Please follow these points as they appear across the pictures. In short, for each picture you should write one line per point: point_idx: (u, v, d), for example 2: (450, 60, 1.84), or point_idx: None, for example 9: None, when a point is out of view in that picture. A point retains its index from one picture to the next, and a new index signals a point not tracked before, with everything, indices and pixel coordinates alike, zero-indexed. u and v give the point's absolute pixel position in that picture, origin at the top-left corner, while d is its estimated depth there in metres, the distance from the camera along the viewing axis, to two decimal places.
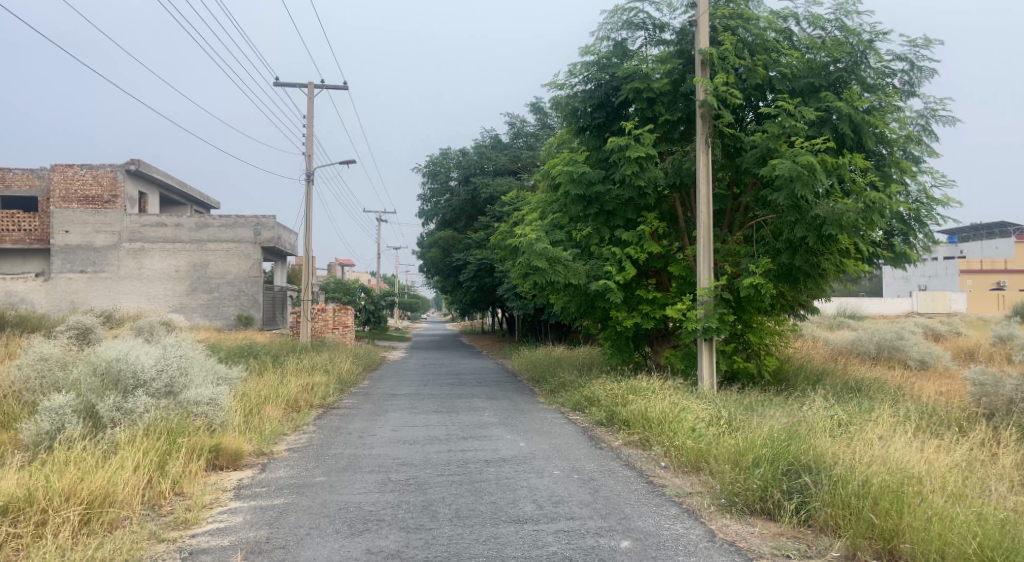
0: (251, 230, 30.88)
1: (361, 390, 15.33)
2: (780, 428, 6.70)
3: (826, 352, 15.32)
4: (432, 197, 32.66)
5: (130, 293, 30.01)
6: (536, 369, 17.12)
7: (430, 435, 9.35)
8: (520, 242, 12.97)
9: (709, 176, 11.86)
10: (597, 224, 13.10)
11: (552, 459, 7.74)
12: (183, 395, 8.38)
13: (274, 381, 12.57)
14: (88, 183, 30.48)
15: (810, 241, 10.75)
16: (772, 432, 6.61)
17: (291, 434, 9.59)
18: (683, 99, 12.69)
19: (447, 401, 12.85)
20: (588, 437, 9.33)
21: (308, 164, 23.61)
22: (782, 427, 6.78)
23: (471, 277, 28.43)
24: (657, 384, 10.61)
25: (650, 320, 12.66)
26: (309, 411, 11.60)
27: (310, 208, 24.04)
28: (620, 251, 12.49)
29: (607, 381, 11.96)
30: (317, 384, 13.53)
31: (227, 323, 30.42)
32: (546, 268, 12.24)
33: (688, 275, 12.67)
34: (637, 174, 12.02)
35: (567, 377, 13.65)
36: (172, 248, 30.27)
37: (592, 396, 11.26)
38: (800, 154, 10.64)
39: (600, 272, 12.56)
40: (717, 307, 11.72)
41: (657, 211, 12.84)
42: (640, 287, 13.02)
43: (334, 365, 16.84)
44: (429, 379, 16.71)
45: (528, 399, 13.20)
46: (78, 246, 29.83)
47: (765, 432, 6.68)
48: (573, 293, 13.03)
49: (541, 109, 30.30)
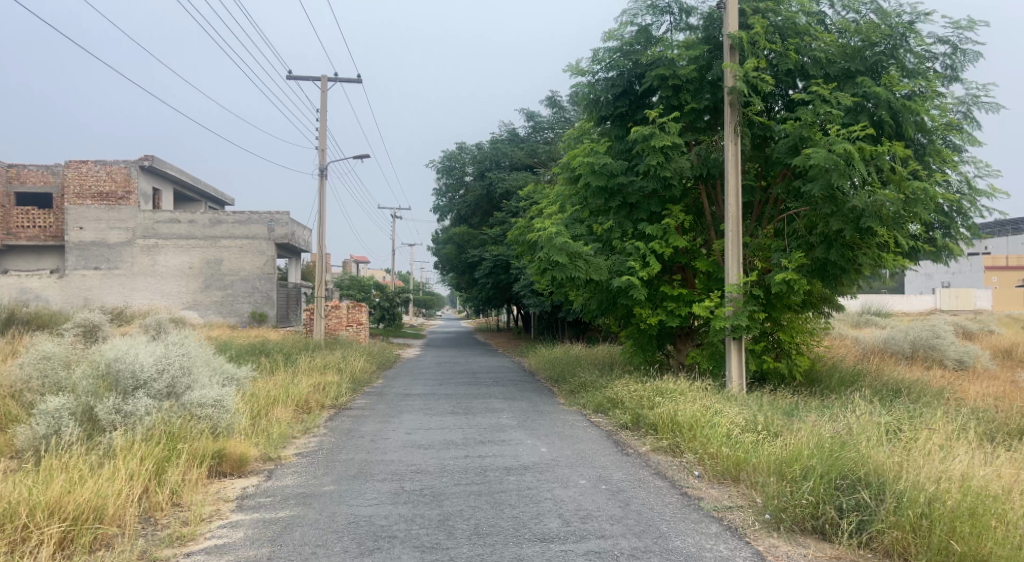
0: (265, 227, 30.45)
1: (374, 389, 14.91)
2: (828, 437, 6.16)
3: (858, 352, 14.67)
4: (447, 192, 32.25)
5: (145, 290, 29.85)
6: (555, 368, 16.61)
7: (447, 439, 8.88)
8: (539, 236, 12.47)
9: (738, 167, 11.30)
10: (620, 217, 12.58)
11: (577, 467, 7.23)
12: (187, 397, 7.94)
13: (285, 380, 12.14)
14: (102, 179, 30.17)
15: (846, 234, 10.16)
16: (819, 440, 6.06)
17: (300, 438, 9.15)
18: (710, 87, 12.13)
19: (463, 402, 12.38)
20: (613, 442, 8.81)
21: (322, 159, 23.26)
22: (829, 435, 6.22)
23: (486, 274, 27.95)
24: (684, 385, 10.07)
25: (676, 318, 12.11)
26: (321, 412, 11.18)
27: (323, 204, 23.66)
28: (643, 246, 11.95)
29: (630, 382, 11.44)
30: (329, 384, 13.12)
31: (242, 320, 30.13)
32: (566, 263, 11.73)
33: (715, 270, 12.12)
34: (662, 165, 11.49)
35: (587, 377, 13.14)
36: (186, 244, 30.06)
37: (615, 397, 10.75)
38: (836, 142, 10.03)
39: (623, 267, 12.03)
40: (746, 304, 11.16)
41: (683, 204, 12.28)
42: (665, 283, 12.48)
43: (347, 364, 16.42)
44: (445, 378, 16.26)
45: (547, 400, 12.69)
46: (92, 243, 29.72)
47: (811, 440, 6.14)
48: (595, 289, 12.51)
49: (558, 103, 29.79)
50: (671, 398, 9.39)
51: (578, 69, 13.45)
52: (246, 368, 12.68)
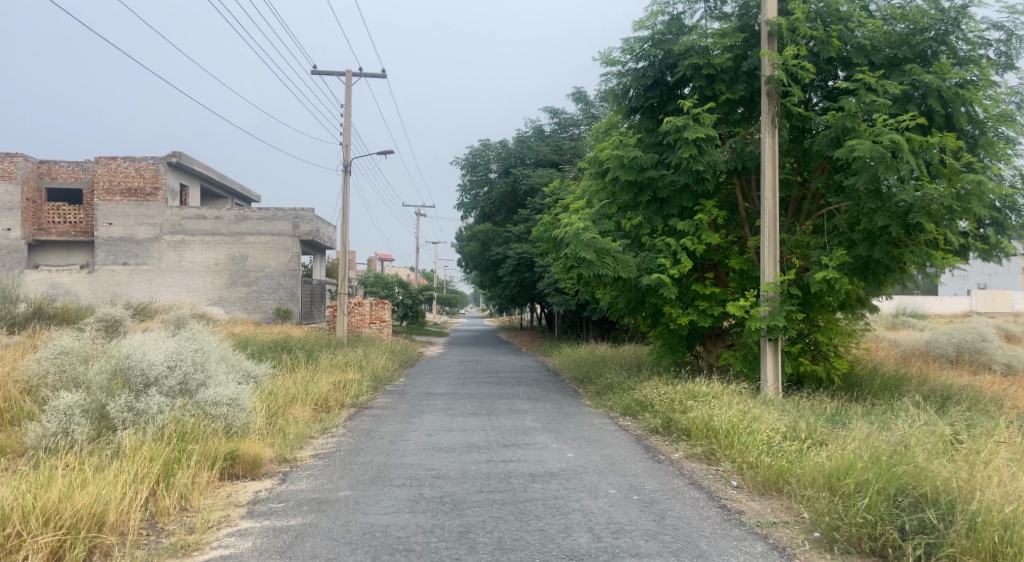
0: (290, 223, 30.33)
1: (396, 388, 14.62)
2: (882, 447, 5.69)
3: (898, 354, 14.05)
4: (471, 189, 31.95)
5: (171, 286, 29.98)
6: (580, 367, 16.18)
7: (469, 441, 8.52)
8: (565, 232, 12.07)
9: (775, 160, 10.80)
10: (649, 213, 12.13)
11: (606, 475, 6.83)
12: (201, 395, 7.66)
13: (305, 378, 11.87)
14: (131, 175, 29.87)
15: (892, 231, 9.63)
16: (872, 451, 5.59)
17: (318, 438, 8.86)
18: (745, 77, 11.64)
19: (486, 402, 12.03)
20: (643, 447, 8.38)
21: (346, 154, 23.05)
22: (883, 446, 5.75)
23: (510, 272, 27.59)
24: (718, 388, 9.61)
25: (708, 317, 11.64)
26: (340, 410, 10.90)
27: (347, 201, 23.45)
28: (674, 242, 11.49)
29: (660, 384, 11.00)
30: (350, 382, 12.84)
31: (266, 316, 30.11)
32: (594, 260, 11.32)
33: (749, 268, 11.63)
34: (695, 158, 11.03)
35: (614, 378, 12.71)
36: (212, 240, 30.11)
37: (644, 400, 10.32)
38: (883, 133, 9.52)
39: (653, 265, 11.59)
40: (783, 304, 10.68)
41: (717, 199, 11.80)
42: (696, 282, 12.02)
43: (370, 362, 16.15)
44: (468, 377, 15.92)
45: (573, 401, 12.30)
46: (120, 238, 29.89)
47: (863, 450, 5.67)
48: (623, 288, 12.07)
49: (584, 98, 29.30)
50: (705, 402, 8.94)
51: (607, 59, 13.01)
52: (265, 365, 12.42)
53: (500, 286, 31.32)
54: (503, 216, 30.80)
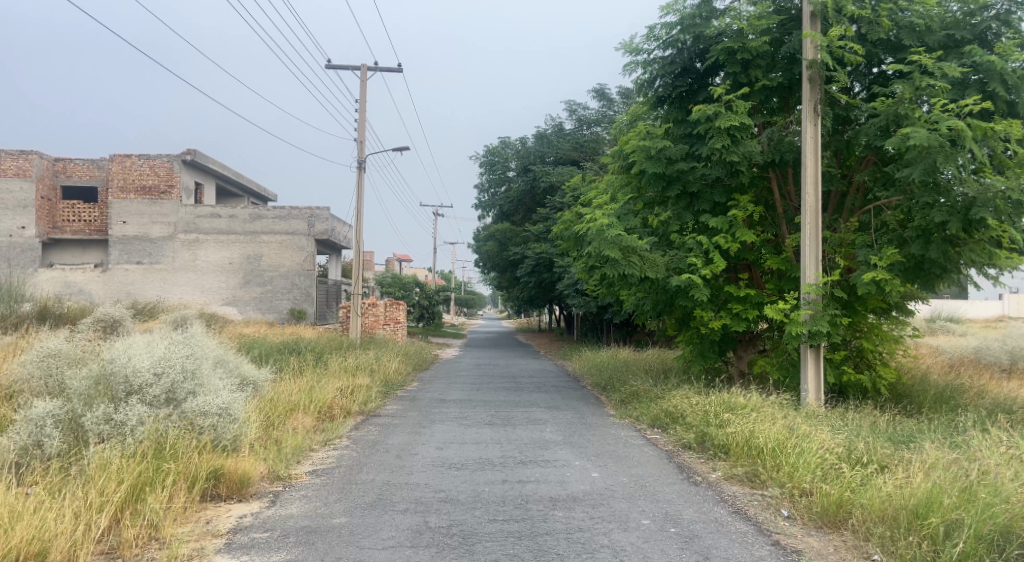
0: (306, 222, 29.74)
1: (408, 393, 13.89)
2: (969, 485, 4.86)
3: (945, 362, 13.08)
4: (489, 187, 31.18)
5: (185, 285, 29.54)
6: (602, 373, 15.36)
7: (482, 457, 7.76)
8: (587, 229, 11.27)
9: (818, 150, 9.92)
10: (679, 209, 11.30)
11: (637, 501, 6.03)
12: (187, 405, 6.95)
13: (309, 384, 11.17)
14: (146, 173, 29.43)
15: (952, 227, 8.75)
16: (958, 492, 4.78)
17: (318, 451, 8.14)
18: (784, 62, 10.75)
19: (502, 411, 11.25)
20: (676, 466, 7.54)
21: (360, 151, 22.40)
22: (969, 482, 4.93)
23: (528, 273, 26.78)
24: (756, 399, 8.76)
25: (742, 322, 10.77)
26: (346, 419, 10.17)
27: (361, 199, 22.80)
28: (706, 240, 10.64)
29: (690, 393, 10.16)
30: (358, 388, 12.12)
31: (280, 317, 29.58)
32: (619, 259, 10.51)
33: (787, 269, 10.76)
34: (729, 148, 10.18)
35: (639, 386, 11.87)
36: (226, 239, 29.64)
37: (674, 411, 9.49)
38: (941, 120, 8.64)
39: (683, 264, 10.75)
40: (826, 308, 9.83)
41: (753, 194, 10.93)
42: (729, 283, 11.16)
43: (382, 366, 15.43)
44: (483, 382, 15.17)
45: (595, 410, 11.47)
46: (134, 237, 29.50)
47: (947, 488, 4.86)
48: (651, 289, 11.23)
49: (605, 94, 28.43)
50: (744, 416, 8.10)
51: (633, 46, 12.20)
52: (269, 370, 11.73)
53: (518, 288, 30.52)
54: (522, 215, 29.99)
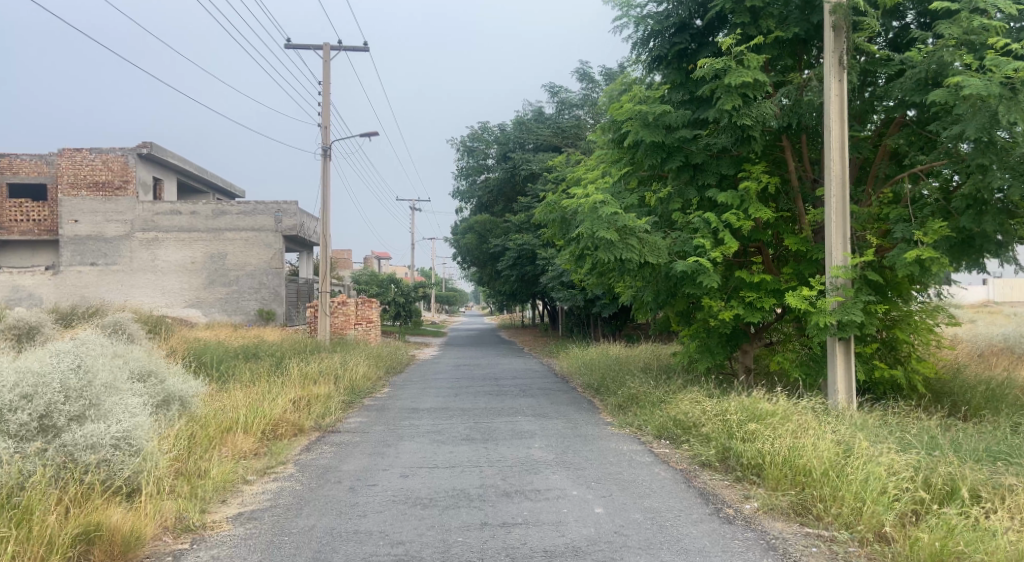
0: (272, 218, 27.81)
1: (377, 402, 12.29)
2: None
3: (974, 353, 11.74)
4: (467, 176, 29.53)
5: (144, 287, 27.56)
6: (595, 372, 13.86)
7: (457, 488, 6.22)
8: (576, 209, 9.84)
9: (845, 109, 8.48)
10: (681, 184, 9.88)
11: (662, 556, 4.49)
12: (65, 436, 5.39)
13: (256, 398, 9.51)
14: (98, 168, 27.95)
15: (1012, 194, 7.38)
16: None
17: (253, 485, 6.54)
18: (799, 11, 9.27)
19: (482, 423, 9.70)
20: (696, 492, 6.05)
21: (324, 137, 20.74)
22: None
23: (510, 265, 25.15)
24: (786, 404, 7.31)
25: (756, 312, 9.41)
26: (297, 440, 8.58)
27: (327, 188, 21.10)
28: (714, 217, 9.22)
29: (701, 397, 8.70)
30: (316, 400, 10.54)
31: (248, 319, 27.62)
32: (614, 243, 9.09)
33: (807, 249, 9.36)
34: (739, 110, 8.72)
35: (638, 388, 10.39)
36: (187, 237, 27.64)
37: (684, 419, 8.02)
38: (999, 65, 7.26)
39: (688, 248, 9.32)
40: (857, 294, 8.43)
41: (767, 165, 9.48)
42: (739, 268, 9.74)
43: (348, 371, 13.78)
44: (462, 387, 13.62)
45: (590, 418, 9.95)
46: (88, 236, 27.53)
47: None
48: (651, 277, 9.81)
49: (587, 76, 26.97)
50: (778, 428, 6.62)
51: None
52: (209, 384, 10.06)
53: (499, 282, 28.91)
54: (502, 205, 28.38)
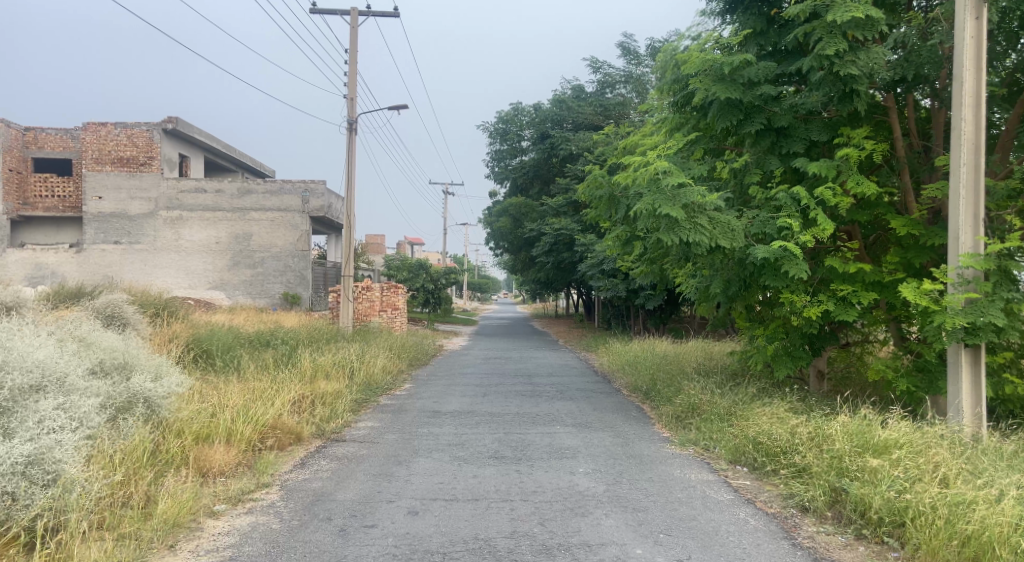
0: (299, 198, 26.51)
1: (397, 401, 10.79)
2: None
3: None
4: (501, 158, 27.85)
5: (167, 268, 26.50)
6: (643, 372, 12.21)
7: (480, 538, 4.69)
8: (631, 180, 8.22)
9: (983, 54, 6.70)
10: (759, 152, 8.21)
11: None
12: None
13: (252, 400, 8.07)
14: (124, 144, 26.62)
15: None
16: None
17: (219, 519, 5.07)
18: None
19: (515, 434, 8.14)
20: (808, 557, 4.39)
21: (350, 109, 19.35)
22: None
23: (545, 252, 23.45)
24: (910, 430, 5.63)
25: (851, 310, 7.74)
26: (294, 454, 7.12)
27: (352, 165, 19.68)
28: (803, 192, 7.53)
29: (787, 416, 7.04)
30: (323, 403, 9.08)
31: (272, 303, 26.43)
32: (679, 220, 7.45)
33: (919, 234, 7.60)
34: (843, 57, 7.02)
35: (700, 396, 8.75)
36: (212, 217, 26.47)
37: (769, 444, 6.40)
38: None
39: (772, 231, 7.66)
40: (992, 290, 6.68)
41: (872, 129, 7.72)
42: (829, 253, 8.05)
43: (365, 364, 12.34)
44: (493, 385, 12.08)
45: (645, 432, 8.34)
46: (112, 214, 26.44)
47: None
48: (722, 264, 8.18)
49: (631, 50, 25.03)
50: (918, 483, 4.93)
51: None
52: (197, 382, 8.60)
53: (534, 269, 27.30)
54: (538, 189, 26.69)
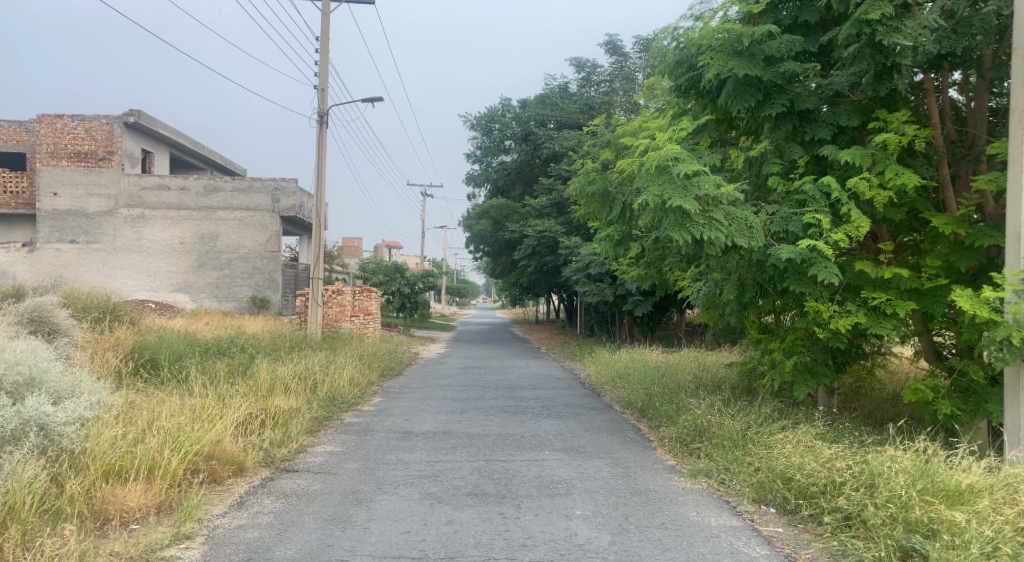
0: (269, 197, 25.10)
1: (365, 419, 9.58)
2: None
3: None
4: (481, 158, 26.68)
5: (127, 269, 24.87)
6: (636, 385, 11.13)
7: None
8: (633, 168, 7.13)
9: None
10: (779, 140, 7.18)
11: None
12: None
13: (185, 424, 6.82)
14: (81, 137, 25.08)
15: None
16: None
17: None
18: None
19: (497, 463, 6.99)
20: None
21: (320, 101, 18.12)
22: None
23: (527, 256, 22.28)
24: (985, 474, 4.63)
25: (885, 322, 6.74)
26: (232, 489, 5.96)
27: (323, 161, 18.43)
28: (834, 184, 6.50)
29: (816, 446, 6.00)
30: (276, 425, 7.88)
31: (239, 306, 24.95)
32: (692, 214, 6.37)
33: (963, 234, 6.62)
34: (886, 27, 6.04)
35: (707, 416, 7.68)
36: (175, 216, 24.93)
37: (803, 481, 5.36)
38: None
39: (796, 229, 6.63)
40: None
41: (911, 113, 6.72)
42: (858, 257, 7.04)
43: (329, 377, 11.09)
44: (472, 400, 10.93)
45: (647, 460, 7.26)
46: (68, 211, 24.73)
47: None
48: (737, 267, 7.13)
49: (618, 48, 24.01)
50: (1010, 547, 3.98)
51: None
52: (121, 402, 7.27)
53: (516, 273, 26.15)
54: (519, 191, 25.58)
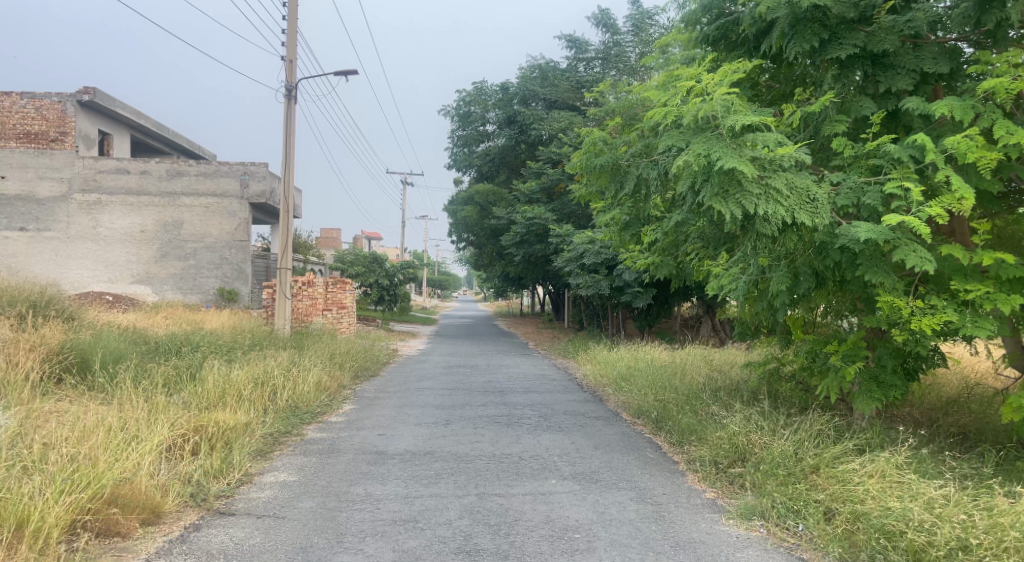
0: (237, 182, 23.07)
1: (332, 434, 7.99)
2: None
3: None
4: (464, 144, 25.08)
5: (83, 259, 22.47)
6: (647, 388, 9.65)
7: None
8: (664, 123, 5.67)
9: None
10: (847, 93, 5.75)
11: None
12: None
13: (90, 451, 5.27)
14: (31, 117, 23.27)
15: None
16: None
17: None
18: None
19: (491, 499, 5.50)
20: None
21: (288, 74, 16.47)
22: None
23: (515, 244, 20.72)
24: None
25: (983, 321, 5.32)
26: (139, 543, 4.51)
27: (291, 141, 16.77)
28: (925, 142, 5.08)
29: (914, 483, 4.61)
30: (213, 447, 6.36)
31: (206, 299, 22.98)
32: (746, 179, 4.92)
33: None
34: None
35: (751, 435, 6.22)
36: (137, 202, 22.59)
37: (916, 538, 4.07)
38: None
39: (874, 202, 5.21)
40: None
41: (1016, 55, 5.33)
42: (942, 239, 5.64)
43: (291, 382, 9.50)
44: (458, 409, 9.40)
45: (679, 492, 5.79)
46: (17, 197, 22.20)
47: None
48: (791, 251, 5.71)
49: (610, 23, 22.48)
50: None
51: None
52: (9, 427, 5.60)
53: (503, 263, 24.60)
54: (505, 176, 24.14)
